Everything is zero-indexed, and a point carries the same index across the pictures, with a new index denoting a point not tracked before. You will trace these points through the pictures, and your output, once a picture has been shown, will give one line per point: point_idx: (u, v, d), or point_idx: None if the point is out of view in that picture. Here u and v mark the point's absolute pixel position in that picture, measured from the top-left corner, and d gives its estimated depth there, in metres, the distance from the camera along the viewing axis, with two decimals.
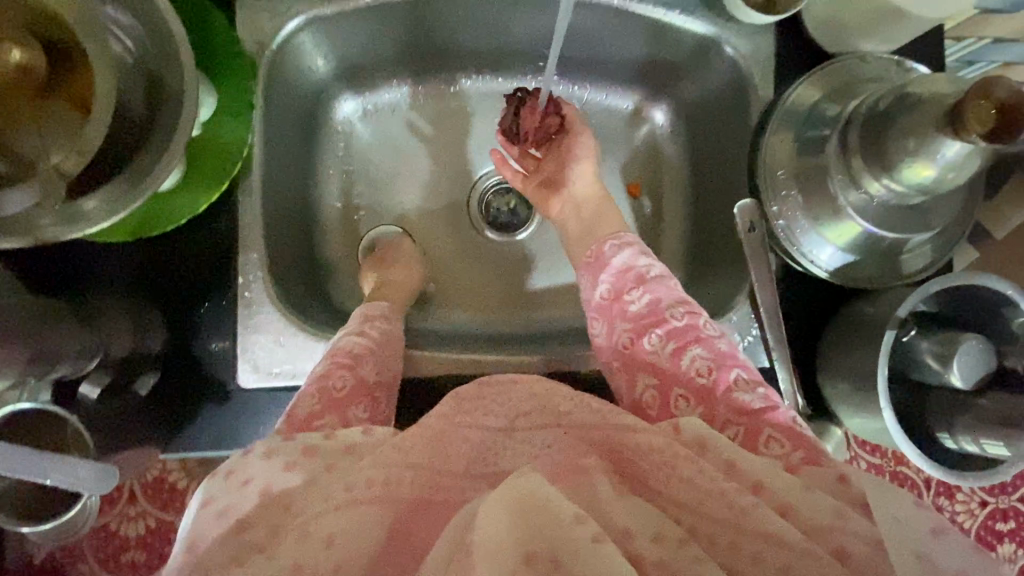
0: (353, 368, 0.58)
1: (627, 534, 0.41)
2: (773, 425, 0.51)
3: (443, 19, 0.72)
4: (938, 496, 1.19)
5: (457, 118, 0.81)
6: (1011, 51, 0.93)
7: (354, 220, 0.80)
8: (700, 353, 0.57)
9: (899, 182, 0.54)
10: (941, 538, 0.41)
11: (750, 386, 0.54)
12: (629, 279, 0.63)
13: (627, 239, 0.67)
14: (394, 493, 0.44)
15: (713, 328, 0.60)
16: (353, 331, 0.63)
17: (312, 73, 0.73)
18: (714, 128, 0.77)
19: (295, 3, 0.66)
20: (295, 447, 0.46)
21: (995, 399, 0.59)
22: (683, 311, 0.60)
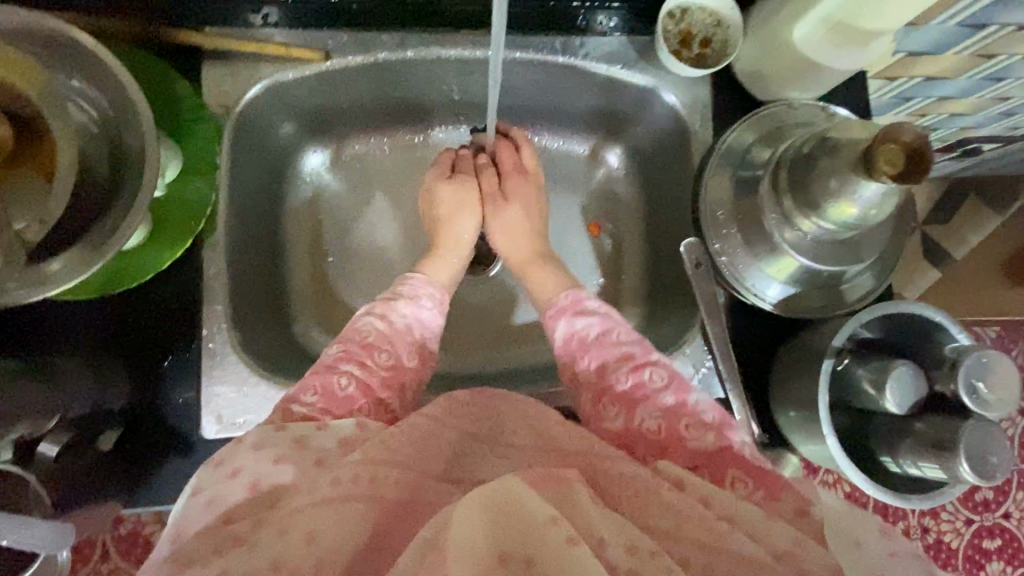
0: (363, 367, 0.58)
1: (602, 544, 0.42)
2: (739, 466, 0.54)
3: (402, 79, 0.76)
4: (923, 516, 1.20)
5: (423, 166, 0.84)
6: (942, 87, 0.94)
7: (323, 266, 0.80)
8: (652, 412, 0.57)
9: (827, 221, 0.61)
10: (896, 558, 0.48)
11: (707, 427, 0.56)
12: (576, 347, 0.63)
13: (561, 303, 0.67)
14: (379, 491, 0.45)
15: (660, 377, 0.59)
16: (375, 313, 0.63)
17: (278, 131, 0.76)
18: (664, 169, 0.82)
19: (258, 70, 0.70)
20: (285, 438, 0.49)
21: (931, 423, 0.58)
22: (628, 370, 0.60)
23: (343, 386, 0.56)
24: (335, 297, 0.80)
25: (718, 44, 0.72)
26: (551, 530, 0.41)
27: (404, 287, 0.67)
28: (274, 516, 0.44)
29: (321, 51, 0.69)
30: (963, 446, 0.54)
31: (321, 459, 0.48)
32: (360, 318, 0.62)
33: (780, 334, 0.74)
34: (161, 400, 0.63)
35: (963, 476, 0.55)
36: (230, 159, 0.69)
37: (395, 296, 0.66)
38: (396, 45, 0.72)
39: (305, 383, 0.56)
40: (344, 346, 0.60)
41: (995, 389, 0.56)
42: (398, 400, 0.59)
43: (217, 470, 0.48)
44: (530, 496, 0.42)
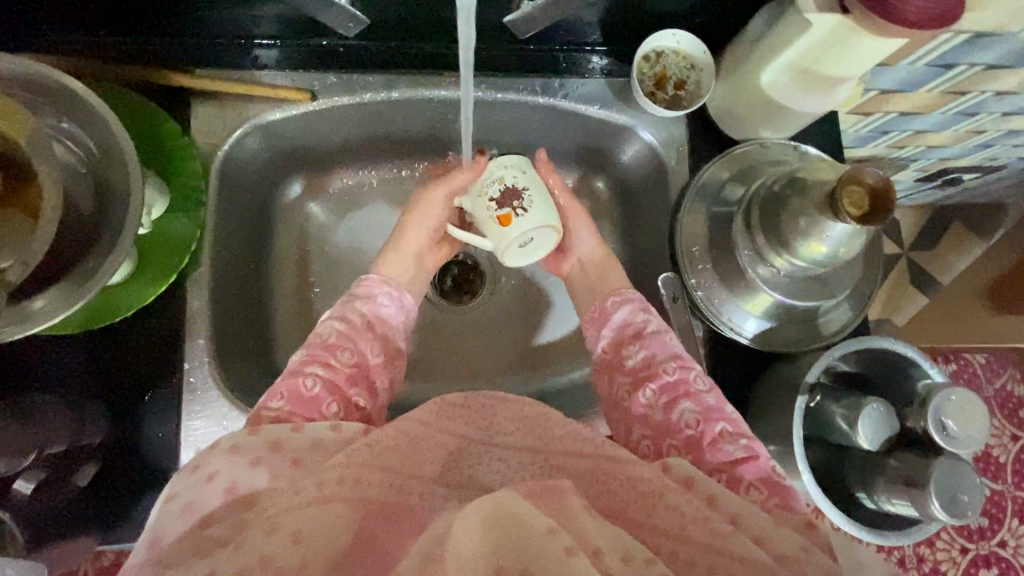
0: (328, 367, 0.58)
1: (598, 554, 0.40)
2: (757, 477, 0.53)
3: (388, 118, 0.78)
4: (919, 545, 1.18)
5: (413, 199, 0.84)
6: (918, 122, 0.96)
7: (310, 297, 0.80)
8: (689, 409, 0.57)
9: (798, 258, 0.62)
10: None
11: (736, 437, 0.55)
12: (628, 334, 0.65)
13: (627, 294, 0.69)
14: (362, 493, 0.44)
15: (703, 380, 0.60)
16: (335, 315, 0.63)
17: (263, 167, 0.77)
18: (644, 204, 0.83)
19: (248, 110, 0.72)
20: (259, 442, 0.48)
21: (903, 458, 0.58)
22: (675, 365, 0.61)
23: (309, 387, 0.56)
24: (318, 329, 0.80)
25: (693, 85, 0.75)
26: (549, 543, 0.39)
27: (366, 289, 0.68)
28: (257, 516, 0.43)
29: (307, 92, 0.72)
30: (932, 482, 0.55)
31: (298, 458, 0.47)
32: (321, 322, 0.62)
33: (754, 369, 0.74)
34: (138, 436, 0.63)
35: (934, 514, 0.55)
36: (216, 197, 0.71)
37: (354, 297, 0.67)
38: (382, 85, 0.74)
39: (274, 391, 0.55)
40: (308, 350, 0.59)
41: (962, 425, 0.56)
42: (368, 399, 0.59)
43: (194, 475, 0.46)
44: (523, 506, 0.41)
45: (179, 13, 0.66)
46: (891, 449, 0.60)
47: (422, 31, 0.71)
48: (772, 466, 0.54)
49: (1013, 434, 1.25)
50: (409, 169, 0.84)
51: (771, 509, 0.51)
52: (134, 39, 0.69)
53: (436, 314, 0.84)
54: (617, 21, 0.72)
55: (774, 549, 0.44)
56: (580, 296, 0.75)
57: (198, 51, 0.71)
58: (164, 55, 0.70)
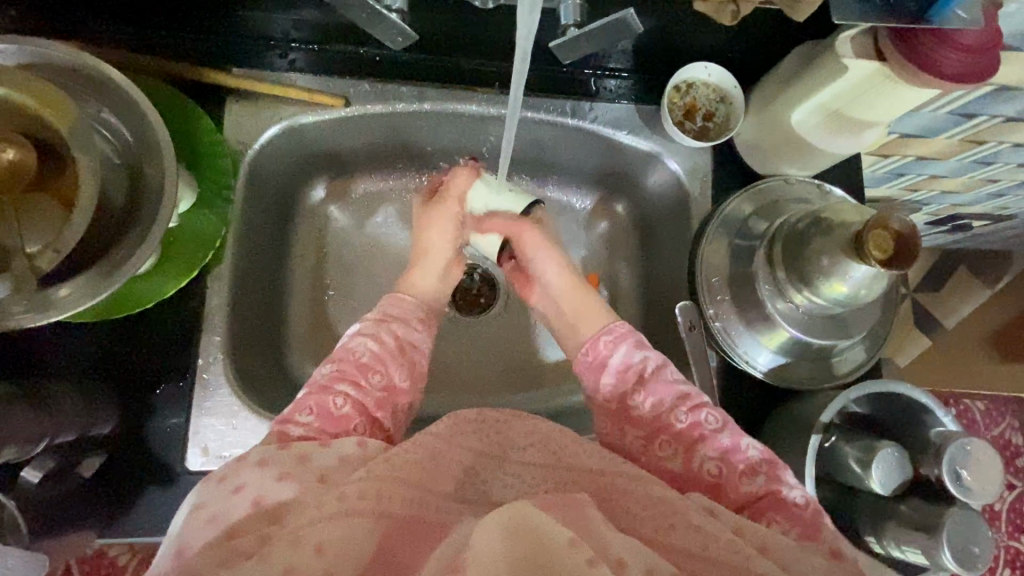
0: (358, 387, 0.58)
1: (621, 566, 0.40)
2: (780, 509, 0.51)
3: (416, 127, 0.78)
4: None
5: None
6: (934, 167, 0.97)
7: (324, 298, 0.80)
8: (709, 455, 0.55)
9: (819, 297, 0.62)
10: None
11: (755, 474, 0.54)
12: (630, 378, 0.62)
13: (619, 330, 0.66)
14: (384, 509, 0.44)
15: (715, 419, 0.57)
16: (367, 334, 0.63)
17: (289, 168, 0.78)
18: (663, 230, 0.84)
19: (280, 111, 0.73)
20: (289, 456, 0.48)
21: (916, 505, 0.58)
22: (686, 408, 0.58)
23: (339, 404, 0.56)
24: (328, 329, 0.79)
25: (721, 118, 0.76)
26: (571, 555, 0.38)
27: (387, 308, 0.67)
28: (281, 531, 0.43)
29: (339, 98, 0.73)
30: (944, 534, 0.55)
31: (323, 476, 0.47)
32: (353, 339, 0.62)
33: (763, 403, 0.74)
34: (151, 428, 0.63)
35: (944, 564, 0.55)
36: (242, 194, 0.72)
37: (387, 318, 0.65)
38: (415, 96, 0.75)
39: (299, 405, 0.55)
40: (339, 366, 0.59)
41: (975, 476, 0.56)
42: (392, 420, 0.59)
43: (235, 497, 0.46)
44: (542, 517, 0.40)
45: (221, 13, 0.67)
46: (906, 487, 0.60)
47: (457, 47, 0.72)
48: (793, 497, 0.52)
49: (1011, 482, 1.24)
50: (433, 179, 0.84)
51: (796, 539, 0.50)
52: (173, 35, 0.70)
53: (447, 323, 0.84)
54: (650, 51, 0.73)
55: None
56: (562, 323, 0.72)
57: (235, 50, 0.72)
58: (204, 54, 0.71)
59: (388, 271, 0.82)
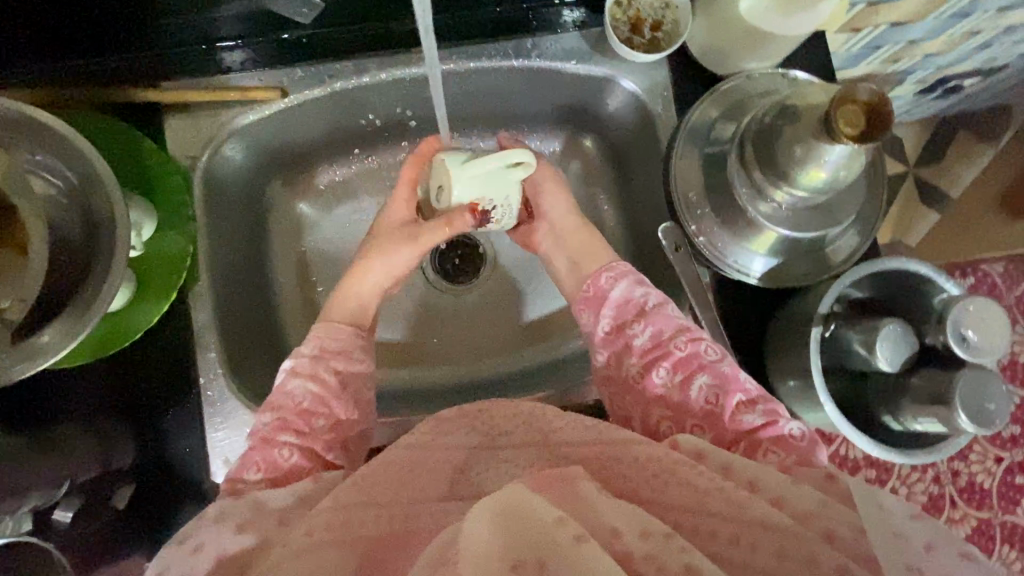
0: (301, 434, 0.58)
1: (616, 534, 0.40)
2: (774, 441, 0.53)
3: (363, 102, 0.76)
4: (952, 461, 1.13)
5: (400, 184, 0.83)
6: (912, 31, 0.92)
7: (314, 296, 0.81)
8: (706, 381, 0.56)
9: (799, 189, 0.60)
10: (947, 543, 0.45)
11: (753, 405, 0.55)
12: (631, 312, 0.63)
13: (619, 268, 0.66)
14: (355, 533, 0.45)
15: (715, 350, 0.58)
16: (305, 374, 0.61)
17: (246, 173, 0.76)
18: (635, 155, 0.81)
19: (221, 118, 0.71)
20: (242, 505, 0.50)
21: (926, 376, 0.58)
22: (685, 340, 0.59)
23: (287, 455, 0.56)
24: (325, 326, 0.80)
25: (670, 25, 0.73)
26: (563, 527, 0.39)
27: (324, 342, 0.64)
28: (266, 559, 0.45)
29: (275, 90, 0.71)
30: (958, 396, 0.54)
31: (283, 517, 0.50)
32: (289, 381, 0.60)
33: (767, 309, 0.73)
34: (168, 452, 0.65)
35: (962, 427, 0.55)
36: (202, 210, 0.70)
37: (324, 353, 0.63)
38: (353, 71, 0.72)
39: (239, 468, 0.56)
40: (279, 415, 0.59)
41: (982, 334, 0.56)
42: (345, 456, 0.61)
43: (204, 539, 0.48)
44: (532, 502, 0.40)
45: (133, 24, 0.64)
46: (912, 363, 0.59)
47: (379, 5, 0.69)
48: (789, 429, 0.53)
49: None
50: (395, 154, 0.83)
51: (790, 467, 0.50)
52: (84, 54, 0.66)
53: (439, 294, 0.84)
54: None
55: (804, 511, 0.43)
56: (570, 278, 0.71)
57: (154, 63, 0.68)
58: (121, 68, 0.67)
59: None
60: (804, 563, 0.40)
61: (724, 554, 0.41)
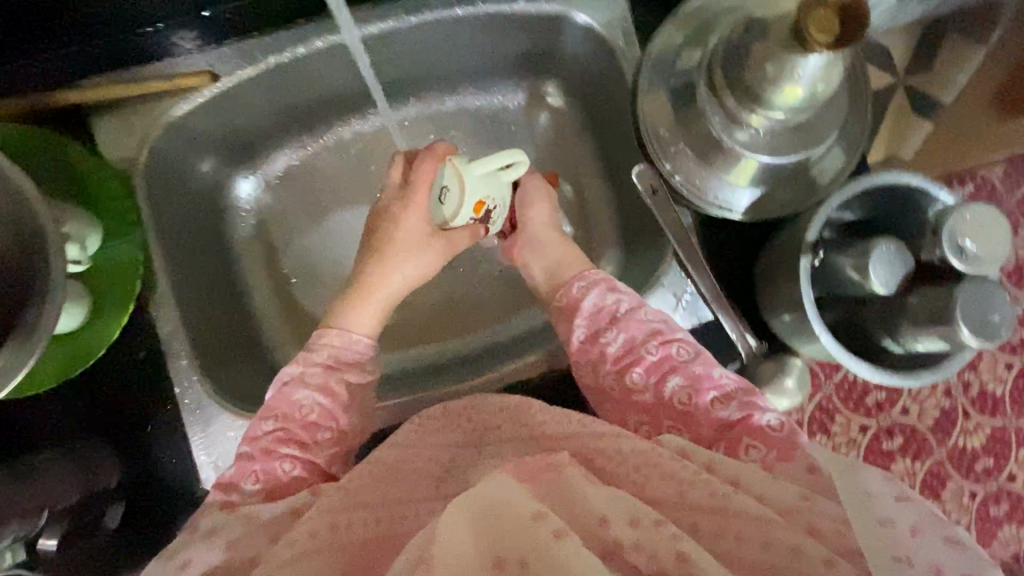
0: (305, 447, 0.55)
1: (604, 524, 0.43)
2: (752, 434, 0.49)
3: (306, 77, 0.71)
4: (964, 371, 0.98)
5: (362, 159, 0.80)
6: None
7: (289, 286, 0.77)
8: (678, 382, 0.53)
9: (776, 110, 0.55)
10: (921, 537, 0.42)
11: (728, 400, 0.51)
12: (602, 320, 0.58)
13: (591, 275, 0.61)
14: (344, 538, 0.47)
15: (688, 350, 0.55)
16: (316, 385, 0.57)
17: (189, 169, 0.71)
18: (603, 98, 0.76)
19: (152, 110, 0.67)
20: (232, 520, 0.50)
21: (924, 292, 0.54)
22: (657, 343, 0.55)
23: (288, 470, 0.53)
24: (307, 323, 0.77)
25: None
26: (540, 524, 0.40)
27: (338, 351, 0.60)
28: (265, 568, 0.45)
29: (203, 72, 0.66)
30: (958, 311, 0.51)
31: (274, 534, 0.49)
32: (299, 390, 0.56)
33: (754, 244, 0.71)
34: (157, 464, 0.64)
35: (965, 343, 0.52)
36: (149, 207, 0.65)
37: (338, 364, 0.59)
38: (287, 42, 0.67)
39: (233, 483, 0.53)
40: (284, 426, 0.55)
41: (983, 244, 0.53)
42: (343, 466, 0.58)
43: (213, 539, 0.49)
44: (510, 498, 0.42)
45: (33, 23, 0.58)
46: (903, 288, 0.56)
47: None
48: (767, 421, 0.50)
49: None
50: (346, 129, 0.80)
51: (772, 466, 0.48)
52: None
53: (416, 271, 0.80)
54: None
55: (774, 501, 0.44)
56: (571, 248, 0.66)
57: (69, 63, 0.63)
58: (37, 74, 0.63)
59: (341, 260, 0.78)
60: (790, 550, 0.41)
61: (716, 546, 0.42)
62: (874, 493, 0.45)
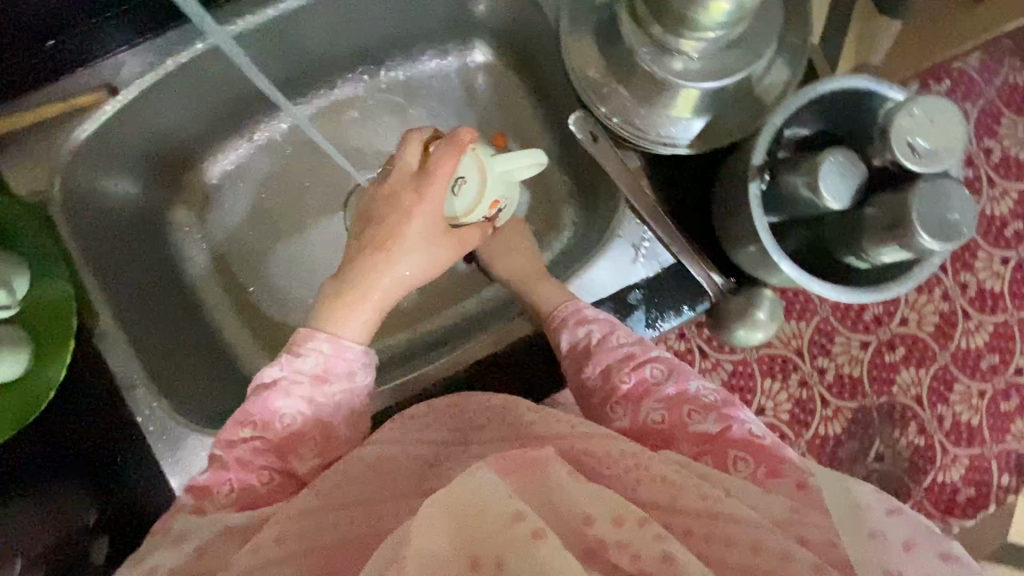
0: (283, 460, 0.51)
1: (587, 520, 0.40)
2: (742, 447, 0.48)
3: (218, 77, 0.67)
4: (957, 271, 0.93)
5: (297, 153, 0.78)
6: None
7: (246, 298, 0.76)
8: (657, 408, 0.51)
9: (701, 30, 0.51)
10: (914, 551, 0.41)
11: (706, 412, 0.50)
12: (578, 356, 0.57)
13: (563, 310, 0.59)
14: (317, 539, 0.45)
15: (660, 369, 0.54)
16: (300, 398, 0.52)
17: (115, 195, 0.68)
18: (534, 47, 0.72)
19: (55, 137, 0.63)
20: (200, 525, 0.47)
21: (879, 202, 0.51)
22: (630, 369, 0.54)
23: (263, 480, 0.50)
24: (279, 330, 0.76)
25: None
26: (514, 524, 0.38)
27: (326, 362, 0.54)
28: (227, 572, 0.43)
29: (102, 89, 0.63)
30: (915, 214, 0.48)
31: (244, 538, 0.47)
32: (279, 401, 0.52)
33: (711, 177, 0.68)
34: (130, 489, 0.62)
35: (927, 247, 0.49)
36: (75, 244, 0.62)
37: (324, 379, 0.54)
38: (180, 42, 0.63)
39: (206, 487, 0.50)
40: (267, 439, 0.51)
41: (936, 139, 0.49)
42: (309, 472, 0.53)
43: (183, 546, 0.46)
44: (485, 489, 0.40)
45: None
46: (865, 199, 0.52)
47: None
48: (748, 429, 0.49)
49: None
50: (275, 127, 0.77)
51: (763, 480, 0.46)
52: None
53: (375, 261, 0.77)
54: None
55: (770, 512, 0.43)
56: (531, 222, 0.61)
57: None
58: None
59: (300, 262, 0.76)
60: (746, 550, 0.40)
61: (705, 553, 0.40)
62: (864, 500, 0.44)
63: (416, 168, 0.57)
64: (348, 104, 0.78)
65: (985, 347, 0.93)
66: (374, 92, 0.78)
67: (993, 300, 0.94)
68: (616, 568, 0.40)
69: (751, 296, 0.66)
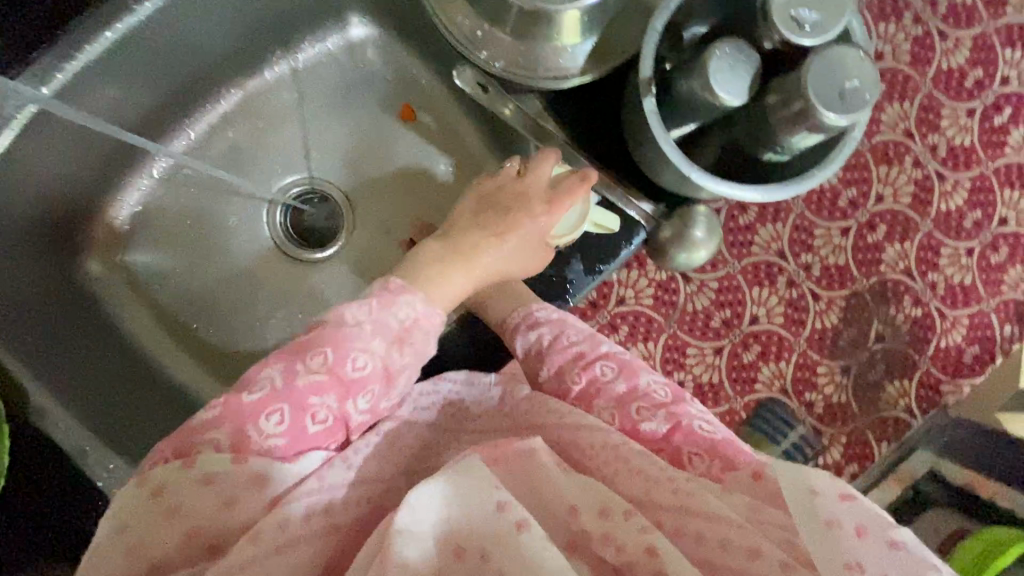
0: (337, 409, 0.42)
1: (573, 512, 0.38)
2: (693, 441, 0.43)
3: (173, 57, 0.56)
4: (970, 190, 0.84)
5: (264, 120, 0.65)
6: None
7: (210, 309, 0.63)
8: (608, 410, 0.45)
9: (694, 25, 0.49)
10: (866, 538, 0.33)
11: (656, 409, 0.44)
12: (531, 354, 0.50)
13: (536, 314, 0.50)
14: (335, 519, 0.38)
15: (610, 370, 0.47)
16: (375, 346, 0.44)
17: (36, 205, 0.54)
18: None
19: None
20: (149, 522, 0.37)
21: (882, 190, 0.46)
22: (581, 370, 0.47)
23: (316, 423, 0.41)
24: (235, 355, 0.62)
25: None
26: (500, 525, 0.35)
27: (416, 318, 0.46)
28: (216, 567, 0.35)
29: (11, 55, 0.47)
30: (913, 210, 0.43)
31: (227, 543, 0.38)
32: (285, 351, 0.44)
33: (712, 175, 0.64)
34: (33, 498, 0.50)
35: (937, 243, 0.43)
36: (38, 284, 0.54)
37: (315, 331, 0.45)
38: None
39: (243, 420, 0.40)
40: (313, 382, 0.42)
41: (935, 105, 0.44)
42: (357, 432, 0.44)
43: (209, 490, 0.37)
44: (476, 499, 0.36)
45: None
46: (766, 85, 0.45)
47: None
48: (698, 426, 0.44)
49: None
50: (227, 100, 0.64)
51: (718, 476, 0.41)
52: None
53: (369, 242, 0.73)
54: None
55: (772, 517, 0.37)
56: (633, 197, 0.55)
57: None
58: None
59: (263, 265, 0.64)
60: (744, 554, 0.35)
61: (688, 537, 0.37)
62: (818, 483, 0.35)
63: (550, 186, 0.52)
64: (319, 71, 0.65)
65: (964, 343, 0.83)
66: (350, 60, 0.65)
67: (996, 278, 0.84)
68: (602, 562, 0.37)
69: (681, 220, 0.58)
